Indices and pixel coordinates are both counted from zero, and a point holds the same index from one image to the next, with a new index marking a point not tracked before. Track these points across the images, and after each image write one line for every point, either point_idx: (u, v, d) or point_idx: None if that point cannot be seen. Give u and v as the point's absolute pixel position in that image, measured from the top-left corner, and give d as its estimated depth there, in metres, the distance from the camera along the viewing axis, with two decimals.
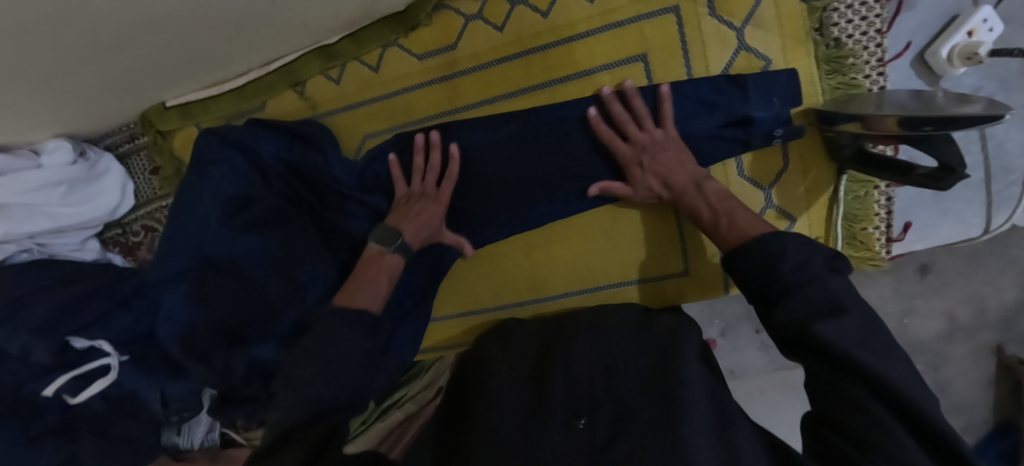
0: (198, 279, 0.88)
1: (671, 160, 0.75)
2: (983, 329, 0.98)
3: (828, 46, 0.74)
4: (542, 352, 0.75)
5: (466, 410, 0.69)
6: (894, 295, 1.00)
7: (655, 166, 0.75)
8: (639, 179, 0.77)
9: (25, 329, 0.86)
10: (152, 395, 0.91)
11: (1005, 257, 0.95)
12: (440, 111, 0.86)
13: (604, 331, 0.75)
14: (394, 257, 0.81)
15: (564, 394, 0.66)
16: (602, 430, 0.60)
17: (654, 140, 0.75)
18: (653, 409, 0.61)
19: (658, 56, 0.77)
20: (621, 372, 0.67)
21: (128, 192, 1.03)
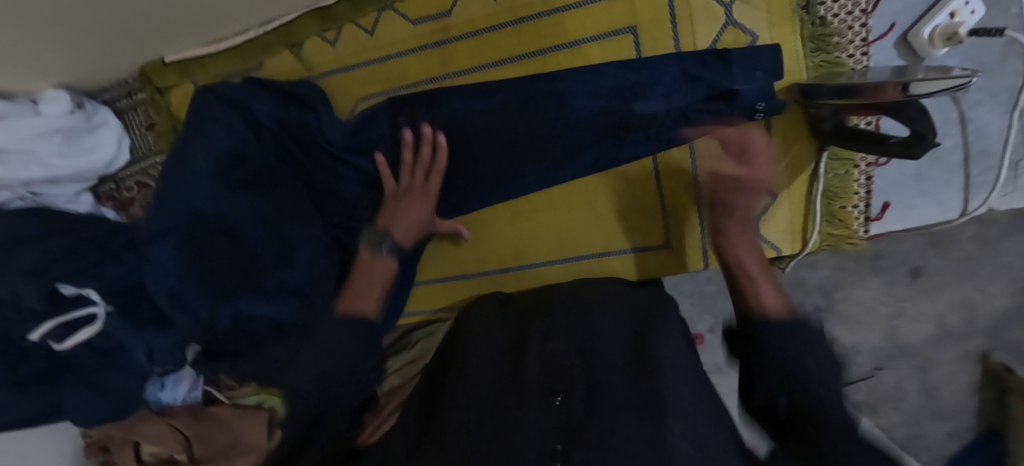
0: (188, 235, 0.87)
1: (744, 190, 0.73)
2: (974, 335, 0.99)
3: (813, 23, 0.75)
4: (518, 325, 0.71)
5: (442, 384, 0.67)
6: (885, 298, 1.01)
7: (728, 185, 0.73)
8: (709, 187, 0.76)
9: (15, 273, 0.88)
10: (137, 348, 0.90)
11: (996, 263, 0.96)
12: (433, 76, 0.88)
13: (585, 299, 0.71)
14: (388, 259, 0.80)
15: (539, 370, 0.62)
16: (578, 409, 0.58)
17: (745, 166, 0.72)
18: (630, 393, 0.58)
19: (647, 28, 0.79)
20: (601, 347, 0.63)
21: (124, 146, 1.04)
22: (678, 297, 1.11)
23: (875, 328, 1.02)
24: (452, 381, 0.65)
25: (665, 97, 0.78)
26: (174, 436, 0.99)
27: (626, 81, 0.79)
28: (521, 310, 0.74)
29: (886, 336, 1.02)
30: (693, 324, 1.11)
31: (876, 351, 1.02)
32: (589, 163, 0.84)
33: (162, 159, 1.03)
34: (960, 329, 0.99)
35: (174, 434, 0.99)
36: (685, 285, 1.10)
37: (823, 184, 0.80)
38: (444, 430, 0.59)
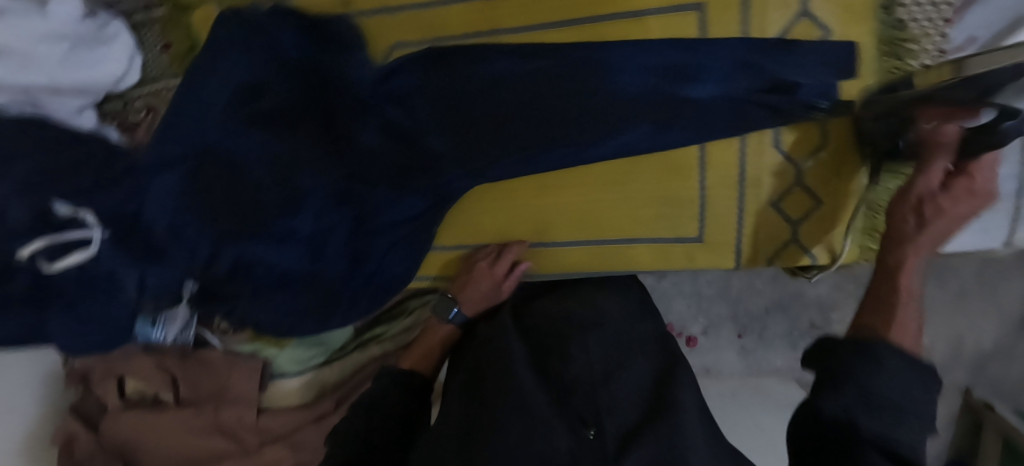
0: (194, 168, 0.85)
1: (956, 212, 0.64)
2: (958, 370, 1.20)
3: (891, 27, 0.71)
4: (538, 348, 0.75)
5: (471, 400, 0.70)
6: None
7: (935, 199, 0.65)
8: (903, 197, 0.67)
9: (8, 184, 0.82)
10: (130, 279, 0.85)
11: (991, 298, 1.15)
12: (477, 31, 0.82)
13: (602, 331, 0.77)
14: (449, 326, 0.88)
15: (568, 397, 0.68)
16: (610, 442, 0.63)
17: (963, 183, 0.64)
18: (660, 428, 0.65)
19: (715, 7, 0.74)
20: (620, 382, 0.70)
21: (135, 66, 0.97)
22: (676, 298, 1.22)
23: None
24: (489, 402, 0.68)
25: (721, 83, 0.74)
26: (162, 375, 0.97)
27: (682, 62, 0.75)
28: (539, 332, 0.78)
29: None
30: (688, 325, 1.22)
31: None
32: (631, 142, 0.78)
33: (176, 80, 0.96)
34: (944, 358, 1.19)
35: (161, 373, 0.97)
36: (685, 286, 1.21)
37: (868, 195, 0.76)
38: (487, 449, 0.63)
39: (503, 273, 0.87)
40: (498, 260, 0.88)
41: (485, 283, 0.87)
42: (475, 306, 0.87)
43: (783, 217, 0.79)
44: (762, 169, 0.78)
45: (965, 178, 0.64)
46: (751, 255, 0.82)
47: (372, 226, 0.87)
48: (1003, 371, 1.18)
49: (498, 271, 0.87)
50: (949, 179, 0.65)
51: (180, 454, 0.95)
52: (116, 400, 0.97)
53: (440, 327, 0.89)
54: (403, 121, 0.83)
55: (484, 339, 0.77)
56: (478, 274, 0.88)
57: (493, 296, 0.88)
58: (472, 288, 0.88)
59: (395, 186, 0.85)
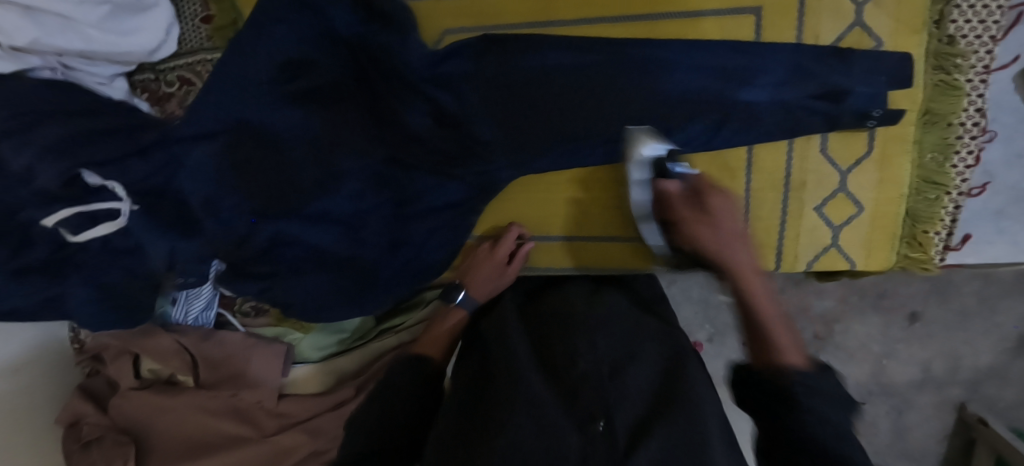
0: (231, 142, 0.83)
1: (731, 226, 0.66)
2: (953, 385, 1.12)
3: (941, 41, 0.73)
4: (542, 348, 0.68)
5: (469, 404, 0.64)
6: (881, 338, 1.12)
7: (708, 224, 0.66)
8: (697, 236, 0.67)
9: (32, 145, 0.78)
10: (158, 252, 0.83)
11: (989, 321, 1.08)
12: (531, 22, 0.82)
13: (608, 325, 0.70)
14: (457, 312, 0.81)
15: (575, 390, 0.59)
16: (621, 436, 0.55)
17: (717, 201, 0.67)
18: (675, 424, 0.57)
19: (771, 12, 0.76)
20: (631, 377, 0.62)
21: (172, 36, 0.92)
22: (685, 304, 1.19)
23: (866, 362, 1.14)
24: (492, 402, 0.60)
25: (777, 88, 0.75)
26: (179, 356, 0.92)
27: (735, 64, 0.76)
28: (544, 328, 0.71)
29: (878, 372, 1.14)
30: (694, 330, 1.20)
31: (859, 386, 1.15)
32: (680, 141, 0.79)
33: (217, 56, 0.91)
34: (942, 376, 1.11)
35: (180, 353, 0.92)
36: (694, 292, 1.18)
37: (906, 204, 0.78)
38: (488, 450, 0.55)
39: (507, 258, 0.87)
40: (500, 243, 0.87)
41: (491, 267, 0.85)
42: (483, 289, 0.84)
43: (825, 222, 0.80)
44: (806, 173, 0.79)
45: (713, 196, 0.67)
46: (791, 260, 0.82)
47: (409, 211, 0.88)
48: (997, 392, 1.11)
49: (501, 254, 0.86)
50: (716, 206, 0.67)
51: (191, 436, 0.93)
52: (132, 379, 0.93)
53: (451, 314, 0.81)
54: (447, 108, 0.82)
55: (490, 345, 0.71)
56: (481, 259, 0.87)
57: (500, 282, 0.85)
58: (477, 273, 0.85)
59: (440, 174, 0.86)
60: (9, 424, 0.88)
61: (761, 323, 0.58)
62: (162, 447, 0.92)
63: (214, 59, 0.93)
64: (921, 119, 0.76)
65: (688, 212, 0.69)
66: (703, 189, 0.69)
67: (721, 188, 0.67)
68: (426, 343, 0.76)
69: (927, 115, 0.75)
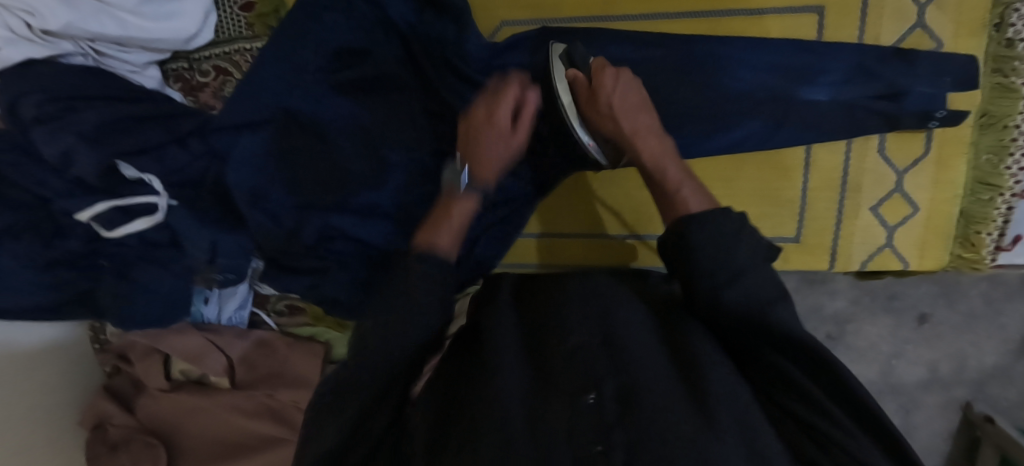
0: (280, 131, 0.81)
1: (627, 103, 0.68)
2: (959, 384, 1.05)
3: (1000, 44, 0.74)
4: (534, 330, 0.60)
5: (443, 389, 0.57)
6: (889, 337, 1.04)
7: (605, 107, 0.68)
8: (598, 119, 0.70)
9: (72, 130, 0.74)
10: (199, 246, 0.79)
11: (995, 323, 1.02)
12: (592, 15, 0.81)
13: (600, 287, 0.63)
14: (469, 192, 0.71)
15: (564, 367, 0.53)
16: (613, 413, 0.48)
17: (608, 87, 0.68)
18: (669, 391, 0.50)
19: (834, 12, 0.76)
20: (630, 346, 0.54)
21: (209, 23, 0.88)
22: None
23: (874, 365, 1.06)
24: (472, 387, 0.53)
25: (837, 88, 0.75)
26: (215, 356, 0.87)
27: (797, 63, 0.76)
28: (532, 300, 0.64)
29: (882, 372, 1.06)
30: None
31: (870, 385, 1.07)
32: (738, 139, 0.78)
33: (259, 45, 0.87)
34: (948, 377, 1.04)
35: (216, 353, 0.88)
36: None
37: (960, 204, 0.79)
38: (464, 444, 0.48)
39: (510, 125, 0.71)
40: (497, 108, 0.70)
41: (494, 138, 0.71)
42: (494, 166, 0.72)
43: (880, 222, 0.80)
44: (862, 176, 0.79)
45: (603, 83, 0.68)
46: (845, 259, 0.83)
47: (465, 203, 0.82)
48: (1000, 393, 1.04)
49: (504, 119, 0.70)
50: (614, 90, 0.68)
51: (225, 437, 0.89)
52: (162, 380, 0.89)
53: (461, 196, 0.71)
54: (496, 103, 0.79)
55: (476, 323, 0.64)
56: (478, 129, 0.72)
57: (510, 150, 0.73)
58: (480, 146, 0.71)
59: None
60: (34, 431, 0.83)
61: (659, 176, 0.65)
62: (195, 449, 0.89)
63: (256, 48, 0.89)
64: (978, 120, 0.77)
65: (585, 97, 0.70)
66: (595, 78, 0.69)
67: (612, 74, 0.68)
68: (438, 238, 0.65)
69: (985, 117, 0.76)
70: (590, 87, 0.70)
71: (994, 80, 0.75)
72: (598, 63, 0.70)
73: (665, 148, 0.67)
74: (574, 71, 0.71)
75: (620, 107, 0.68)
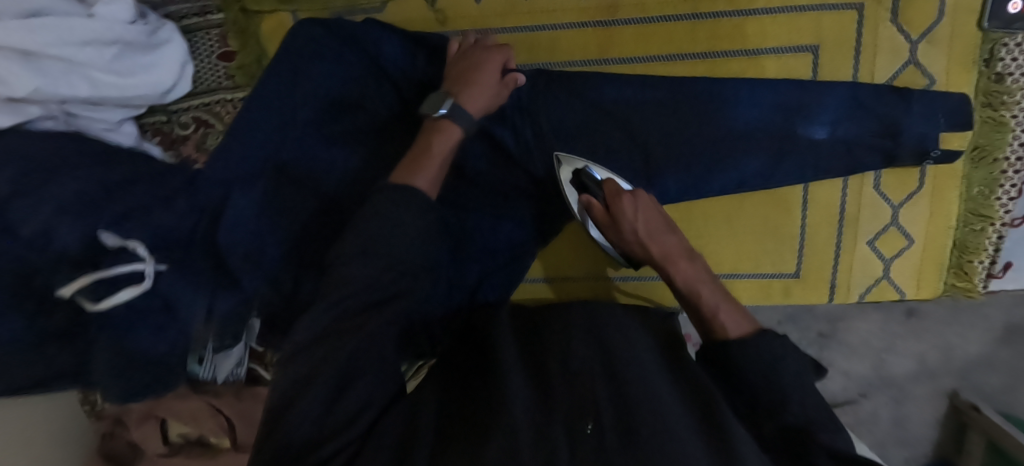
0: (273, 185, 0.78)
1: (650, 226, 0.70)
2: (945, 373, 0.87)
3: (990, 79, 0.75)
4: (536, 358, 0.61)
5: (444, 417, 0.56)
6: (878, 332, 0.88)
7: (630, 235, 0.70)
8: (626, 242, 0.72)
9: (49, 203, 0.72)
10: (196, 309, 0.77)
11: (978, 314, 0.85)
12: (589, 57, 0.80)
13: (604, 318, 0.64)
14: (451, 128, 0.72)
15: (566, 394, 0.54)
16: (613, 440, 0.49)
17: (628, 212, 0.69)
18: (668, 416, 0.51)
19: (829, 51, 0.77)
20: (634, 377, 0.54)
21: (186, 74, 0.85)
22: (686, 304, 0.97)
23: (859, 359, 0.89)
24: (476, 416, 0.54)
25: (832, 125, 0.75)
26: (214, 418, 0.86)
27: (795, 100, 0.76)
28: (536, 334, 0.65)
29: (871, 365, 0.89)
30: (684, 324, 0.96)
31: (850, 377, 0.89)
32: (737, 179, 0.77)
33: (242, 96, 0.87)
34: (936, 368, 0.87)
35: (214, 416, 0.86)
36: None
37: (954, 236, 0.81)
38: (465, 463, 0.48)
39: (498, 79, 0.74)
40: (493, 55, 0.74)
41: (483, 87, 0.73)
42: (478, 107, 0.73)
43: (878, 255, 0.82)
44: (860, 210, 0.80)
45: (622, 208, 0.70)
46: (844, 291, 0.84)
47: (468, 251, 0.81)
48: (982, 379, 0.87)
49: (495, 68, 0.74)
50: (630, 209, 0.70)
51: None
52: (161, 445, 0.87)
53: (443, 131, 0.72)
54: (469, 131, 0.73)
55: (482, 353, 0.65)
56: (470, 67, 0.74)
57: (493, 103, 0.75)
58: (468, 84, 0.72)
59: (496, 211, 0.81)
60: None
61: (695, 299, 0.65)
62: None
63: (240, 99, 0.87)
64: (969, 153, 0.78)
65: (608, 222, 0.73)
66: (612, 202, 0.71)
67: (629, 199, 0.69)
68: (417, 174, 0.69)
69: (976, 150, 0.77)
70: (606, 209, 0.72)
71: (986, 113, 0.76)
72: (611, 186, 0.72)
73: (698, 269, 0.67)
74: (586, 191, 0.73)
75: (640, 229, 0.69)
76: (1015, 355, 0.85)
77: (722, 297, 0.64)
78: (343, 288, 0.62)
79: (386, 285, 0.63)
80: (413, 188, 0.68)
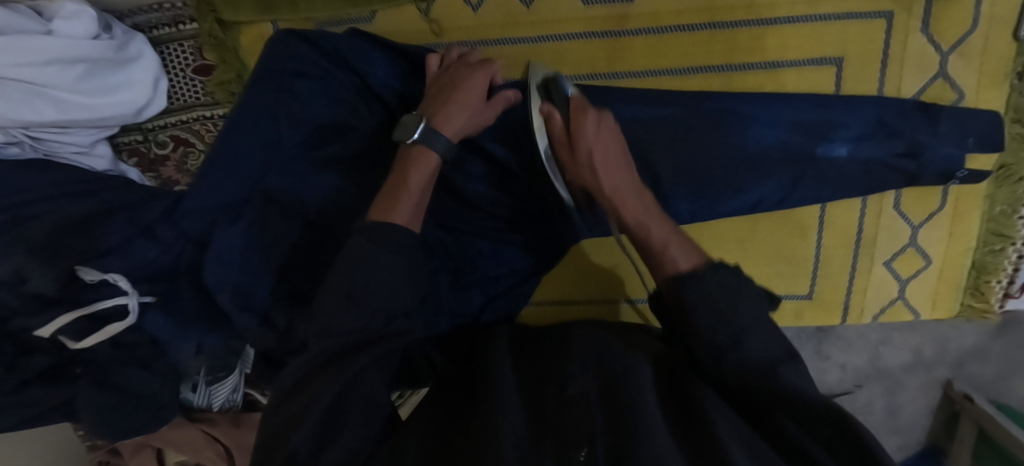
0: (258, 216, 0.72)
1: (607, 152, 0.61)
2: (939, 365, 0.86)
3: (1022, 93, 0.70)
4: (535, 377, 0.59)
5: (434, 439, 0.54)
6: (876, 325, 0.86)
7: (584, 157, 0.61)
8: (576, 171, 0.63)
9: (21, 246, 0.68)
10: (185, 350, 0.72)
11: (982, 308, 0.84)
12: (595, 71, 0.75)
13: (603, 338, 0.63)
14: (432, 156, 0.64)
15: (562, 422, 0.52)
16: None
17: (588, 131, 0.61)
18: (656, 431, 0.49)
19: (853, 64, 0.72)
20: (628, 393, 0.53)
21: (160, 89, 0.79)
22: None
23: (856, 351, 0.88)
24: (465, 441, 0.52)
25: (852, 145, 0.70)
26: (212, 447, 0.83)
27: (814, 118, 0.71)
28: (533, 354, 0.64)
29: (868, 358, 0.88)
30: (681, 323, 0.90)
31: (849, 370, 0.88)
32: (752, 201, 0.73)
33: (224, 114, 0.82)
34: (929, 359, 0.86)
35: (212, 444, 0.83)
36: None
37: (973, 256, 0.78)
38: None
39: (483, 99, 0.67)
40: (477, 72, 0.67)
41: (464, 101, 0.65)
42: (457, 125, 0.65)
43: (893, 276, 0.80)
44: (877, 231, 0.78)
45: (582, 128, 0.61)
46: (858, 312, 0.83)
47: (467, 279, 0.77)
48: (977, 369, 0.85)
49: (481, 86, 0.66)
50: (588, 126, 0.61)
51: None
52: None
53: (421, 155, 0.63)
54: (449, 156, 0.65)
55: (477, 369, 0.62)
56: (451, 85, 0.66)
57: (474, 126, 0.67)
58: (449, 104, 0.65)
59: (496, 237, 0.77)
60: None
61: (644, 235, 0.57)
62: None
63: (221, 116, 0.82)
64: (995, 173, 0.74)
65: (562, 146, 0.63)
66: (573, 120, 0.61)
67: (593, 118, 0.60)
68: (398, 209, 0.60)
69: (1002, 169, 0.73)
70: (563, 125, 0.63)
71: (1017, 130, 0.71)
72: (576, 103, 0.63)
73: (648, 205, 0.59)
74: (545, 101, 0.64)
75: (596, 150, 0.60)
76: (1011, 346, 0.83)
77: (673, 234, 0.56)
78: (331, 335, 0.57)
79: (377, 328, 0.57)
80: (396, 225, 0.59)
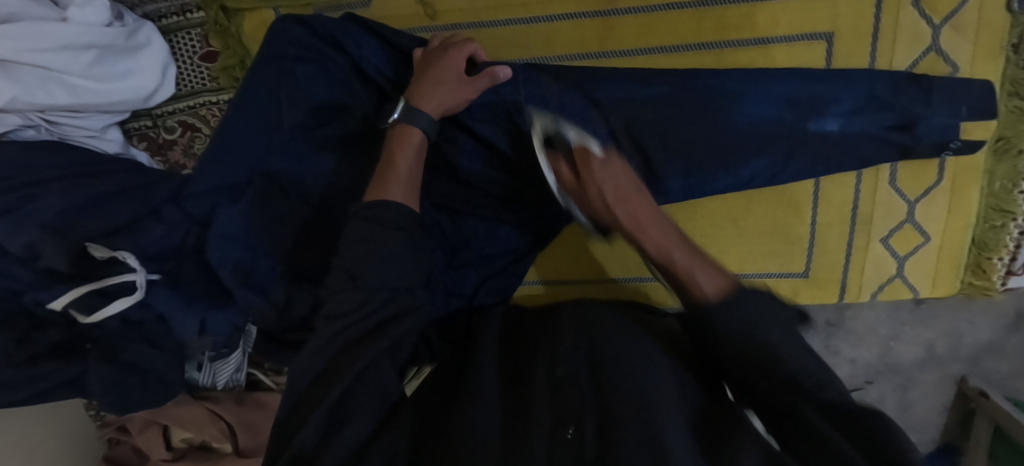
0: (259, 195, 0.74)
1: (621, 192, 0.59)
2: (953, 360, 0.84)
3: (1018, 66, 0.70)
4: (523, 354, 0.60)
5: (432, 413, 0.56)
6: (886, 319, 0.85)
7: (597, 201, 0.60)
8: (597, 216, 0.61)
9: (36, 222, 0.71)
10: (189, 326, 0.74)
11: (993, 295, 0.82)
12: (586, 51, 0.76)
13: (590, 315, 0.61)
14: (417, 132, 0.66)
15: (548, 400, 0.53)
16: (592, 444, 0.48)
17: (595, 172, 0.60)
18: (639, 404, 0.49)
19: (844, 39, 0.72)
20: (615, 370, 0.52)
21: (169, 76, 0.83)
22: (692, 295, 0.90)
23: (866, 347, 0.86)
24: (457, 412, 0.53)
25: (845, 117, 0.70)
26: (216, 424, 0.84)
27: (809, 94, 0.71)
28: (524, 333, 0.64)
29: (878, 353, 0.86)
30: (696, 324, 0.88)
31: (861, 366, 0.87)
32: (744, 177, 0.72)
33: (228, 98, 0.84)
34: (944, 356, 0.84)
35: (216, 422, 0.85)
36: None
37: (972, 233, 0.78)
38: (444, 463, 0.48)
39: (462, 75, 0.69)
40: (454, 53, 0.69)
41: (444, 80, 0.68)
42: (439, 102, 0.67)
43: (891, 253, 0.80)
44: (874, 208, 0.78)
45: (589, 169, 0.60)
46: (856, 290, 0.83)
47: (463, 259, 0.78)
48: (993, 365, 0.84)
49: (456, 63, 0.68)
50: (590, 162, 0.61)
51: None
52: (163, 452, 0.86)
53: (409, 134, 0.66)
54: (434, 133, 0.67)
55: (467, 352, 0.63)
56: (430, 67, 0.69)
57: (457, 102, 0.69)
58: (423, 83, 0.67)
59: (493, 216, 0.78)
60: None
61: (668, 265, 0.54)
62: None
63: (225, 100, 0.85)
64: (994, 146, 0.73)
65: (578, 193, 0.63)
66: (581, 164, 0.61)
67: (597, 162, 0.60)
68: (390, 185, 0.62)
69: (1000, 142, 0.73)
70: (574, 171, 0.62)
71: (1013, 104, 0.71)
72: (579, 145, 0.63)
73: (673, 235, 0.56)
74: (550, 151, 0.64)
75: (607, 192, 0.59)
76: None
77: (697, 258, 0.53)
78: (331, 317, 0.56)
79: (373, 307, 0.57)
80: (389, 201, 0.61)
